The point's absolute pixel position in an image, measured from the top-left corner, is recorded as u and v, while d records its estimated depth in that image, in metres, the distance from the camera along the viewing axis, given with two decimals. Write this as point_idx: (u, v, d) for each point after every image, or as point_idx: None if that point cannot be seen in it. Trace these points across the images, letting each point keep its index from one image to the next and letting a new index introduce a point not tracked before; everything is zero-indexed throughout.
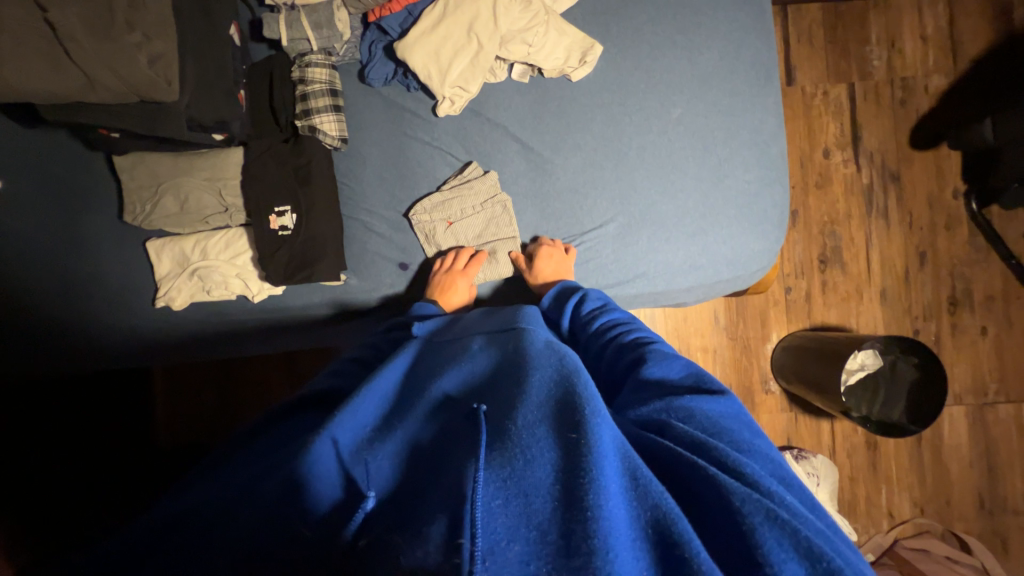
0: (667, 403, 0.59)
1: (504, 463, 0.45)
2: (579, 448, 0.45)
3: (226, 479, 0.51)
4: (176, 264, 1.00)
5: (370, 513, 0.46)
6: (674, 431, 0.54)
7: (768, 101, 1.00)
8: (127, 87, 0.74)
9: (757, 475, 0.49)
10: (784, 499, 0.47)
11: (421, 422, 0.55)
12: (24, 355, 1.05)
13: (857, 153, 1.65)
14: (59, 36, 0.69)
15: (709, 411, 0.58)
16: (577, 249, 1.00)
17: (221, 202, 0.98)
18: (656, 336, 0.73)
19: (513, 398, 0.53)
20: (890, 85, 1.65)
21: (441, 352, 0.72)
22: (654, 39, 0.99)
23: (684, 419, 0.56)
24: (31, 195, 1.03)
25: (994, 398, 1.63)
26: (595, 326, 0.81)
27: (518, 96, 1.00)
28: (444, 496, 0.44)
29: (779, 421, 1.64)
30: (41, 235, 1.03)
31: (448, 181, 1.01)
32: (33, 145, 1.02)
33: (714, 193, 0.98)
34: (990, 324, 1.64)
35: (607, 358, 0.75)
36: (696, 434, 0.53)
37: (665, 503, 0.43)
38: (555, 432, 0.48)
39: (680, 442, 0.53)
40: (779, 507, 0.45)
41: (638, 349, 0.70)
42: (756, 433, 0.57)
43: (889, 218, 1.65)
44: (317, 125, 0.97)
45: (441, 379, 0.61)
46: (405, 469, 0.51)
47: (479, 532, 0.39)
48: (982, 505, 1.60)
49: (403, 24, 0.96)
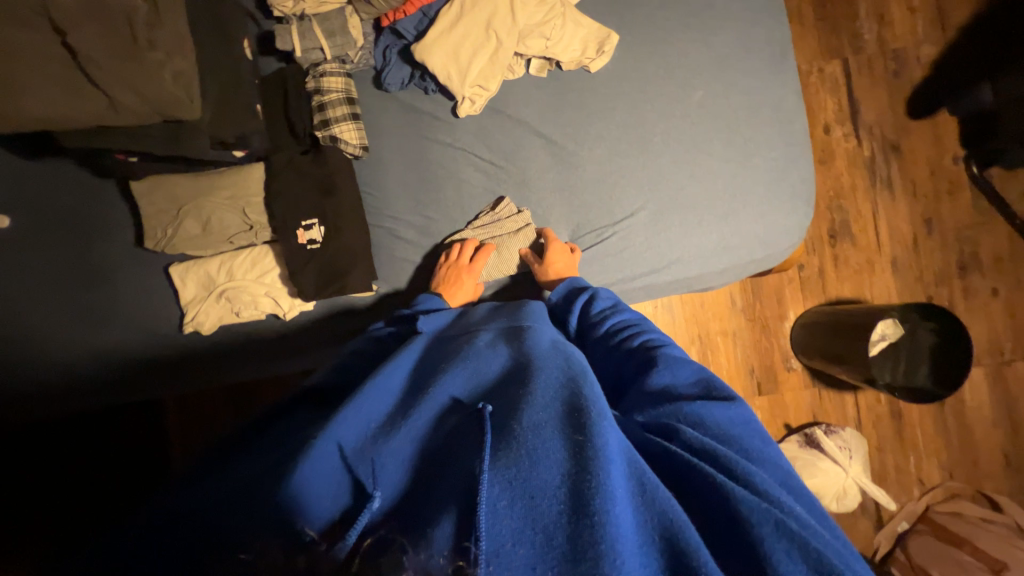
0: (673, 408, 0.59)
1: (509, 463, 0.44)
2: (588, 454, 0.44)
3: (237, 472, 0.49)
4: (201, 286, 0.98)
5: (376, 513, 0.44)
6: (682, 436, 0.53)
7: (786, 77, 1.00)
8: (149, 107, 0.71)
9: (767, 484, 0.48)
10: (794, 509, 0.46)
11: (430, 422, 0.54)
12: (39, 399, 1.00)
13: (856, 127, 1.67)
14: (79, 60, 0.67)
15: (717, 420, 0.57)
16: (610, 239, 0.99)
17: (245, 220, 0.96)
18: (666, 338, 0.72)
19: (519, 398, 0.52)
20: (883, 58, 1.67)
21: (448, 346, 0.72)
22: (667, 24, 0.99)
23: (691, 424, 0.56)
24: (39, 225, 0.99)
25: (1011, 357, 1.65)
26: (603, 326, 0.80)
27: (538, 91, 0.99)
28: (454, 487, 0.43)
29: (804, 398, 1.65)
30: (53, 267, 1.00)
31: (477, 217, 1.00)
32: (38, 175, 0.99)
33: (741, 172, 0.98)
34: (1000, 285, 1.67)
35: (616, 361, 0.74)
36: (704, 441, 0.52)
37: (673, 511, 0.43)
38: (562, 435, 0.47)
39: (689, 448, 0.52)
40: (790, 518, 0.45)
41: (647, 352, 0.70)
42: (765, 441, 0.57)
43: (893, 187, 1.68)
44: (338, 134, 0.95)
45: (447, 379, 0.60)
46: (415, 474, 0.49)
47: (484, 537, 0.39)
48: (1008, 464, 1.62)
49: (418, 26, 0.95)
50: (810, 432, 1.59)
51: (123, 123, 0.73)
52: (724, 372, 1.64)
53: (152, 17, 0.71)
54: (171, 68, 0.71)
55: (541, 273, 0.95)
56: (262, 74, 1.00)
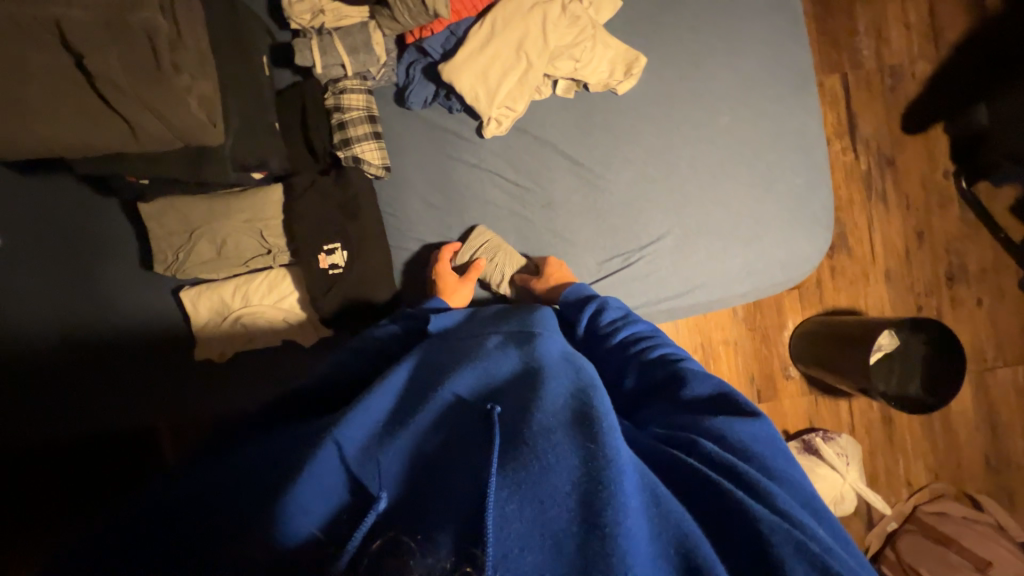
0: (688, 419, 0.58)
1: (517, 467, 0.43)
2: (601, 465, 0.43)
3: (234, 465, 0.47)
4: (214, 311, 0.93)
5: (382, 515, 0.42)
6: (700, 450, 0.53)
7: (809, 103, 1.01)
8: (172, 133, 0.68)
9: (788, 505, 0.47)
10: (815, 532, 0.45)
11: (435, 422, 0.51)
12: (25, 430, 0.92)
13: (855, 141, 1.72)
14: (93, 82, 0.62)
15: (737, 435, 0.55)
16: (637, 263, 0.98)
17: (262, 243, 0.92)
18: (685, 353, 0.70)
19: (529, 402, 0.51)
20: (880, 73, 1.71)
21: (455, 346, 0.70)
22: (694, 46, 0.98)
23: (709, 436, 0.55)
24: (36, 252, 0.94)
25: (993, 364, 1.73)
26: (616, 337, 0.77)
27: (565, 112, 0.98)
28: (460, 498, 0.42)
29: (801, 404, 1.70)
30: (49, 294, 0.94)
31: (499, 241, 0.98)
32: (37, 199, 0.93)
33: (766, 199, 0.99)
34: (985, 295, 1.74)
35: (634, 372, 0.71)
36: (725, 456, 0.51)
37: (688, 525, 0.43)
38: (573, 441, 0.46)
39: (705, 461, 0.51)
40: (811, 540, 0.44)
41: (669, 367, 0.67)
42: (787, 460, 0.56)
43: (887, 200, 1.72)
44: (360, 154, 0.92)
45: (453, 378, 0.58)
46: (419, 474, 0.46)
47: (491, 542, 0.38)
48: (989, 464, 1.70)
49: (444, 45, 0.92)
50: (807, 438, 1.63)
51: (142, 148, 0.69)
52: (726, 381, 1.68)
53: (173, 39, 0.66)
54: (196, 93, 0.67)
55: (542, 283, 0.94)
56: (277, 88, 0.95)
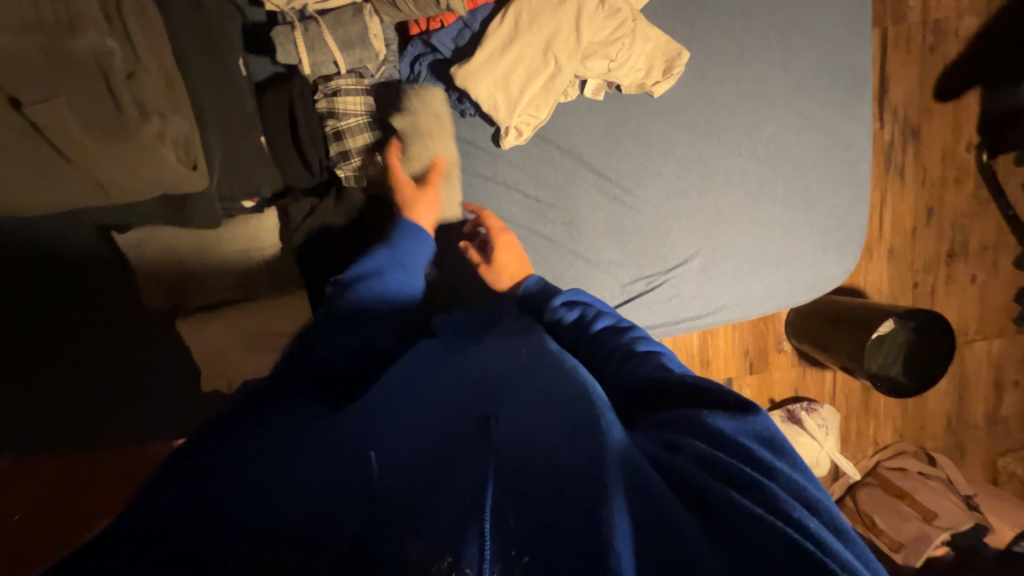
0: (666, 416, 0.47)
1: (505, 468, 0.37)
2: (589, 468, 0.36)
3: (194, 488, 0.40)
4: (204, 347, 0.83)
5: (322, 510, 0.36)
6: (688, 448, 0.41)
7: (862, 112, 0.91)
8: (146, 186, 0.58)
9: (790, 505, 0.36)
10: (824, 540, 0.33)
11: (404, 430, 0.46)
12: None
13: (881, 106, 1.38)
14: (46, 135, 0.50)
15: (724, 426, 0.43)
16: (662, 286, 0.94)
17: (262, 273, 0.84)
18: (665, 348, 0.61)
19: (522, 413, 0.45)
20: (923, 28, 1.34)
21: (437, 358, 0.63)
22: (746, 38, 0.86)
23: (695, 432, 0.43)
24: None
25: (972, 337, 1.52)
26: (580, 339, 0.67)
27: (592, 119, 0.87)
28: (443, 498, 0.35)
29: (789, 376, 1.54)
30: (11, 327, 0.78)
31: (415, 135, 0.84)
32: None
33: (802, 220, 0.93)
34: (980, 272, 1.49)
35: (612, 362, 0.60)
36: (716, 453, 0.40)
37: (679, 521, 0.34)
38: (562, 445, 0.39)
39: (695, 461, 0.40)
40: (817, 546, 0.33)
41: (650, 358, 0.57)
42: (787, 460, 0.41)
43: (904, 174, 1.42)
44: (360, 168, 0.82)
45: (430, 395, 0.51)
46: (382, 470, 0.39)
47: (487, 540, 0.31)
48: (950, 427, 1.55)
49: (456, 40, 0.80)
50: (791, 408, 1.49)
51: (110, 201, 0.60)
52: (721, 356, 1.50)
53: (129, 64, 0.54)
54: (169, 135, 0.57)
55: (492, 277, 0.85)
56: (255, 80, 0.80)
